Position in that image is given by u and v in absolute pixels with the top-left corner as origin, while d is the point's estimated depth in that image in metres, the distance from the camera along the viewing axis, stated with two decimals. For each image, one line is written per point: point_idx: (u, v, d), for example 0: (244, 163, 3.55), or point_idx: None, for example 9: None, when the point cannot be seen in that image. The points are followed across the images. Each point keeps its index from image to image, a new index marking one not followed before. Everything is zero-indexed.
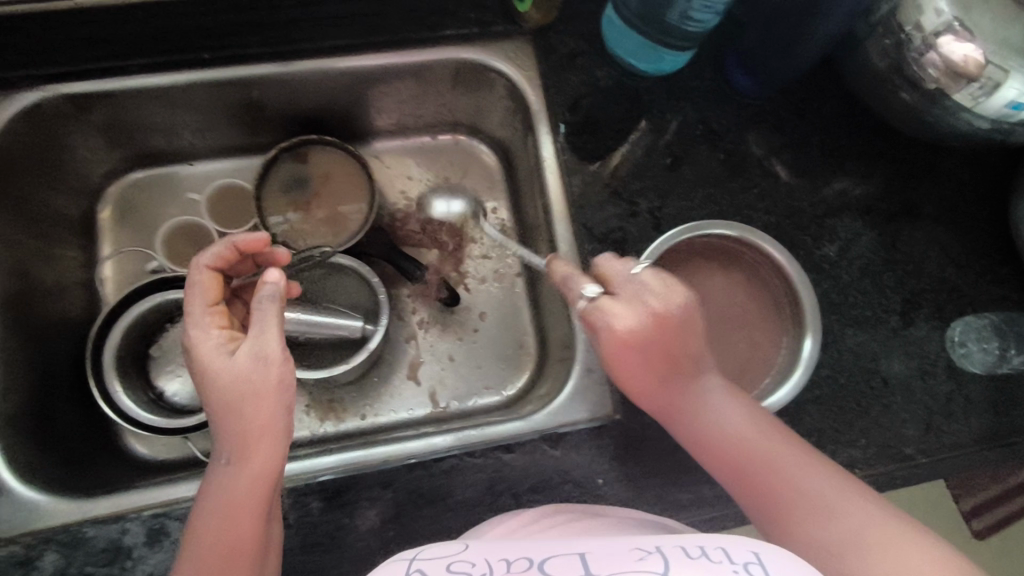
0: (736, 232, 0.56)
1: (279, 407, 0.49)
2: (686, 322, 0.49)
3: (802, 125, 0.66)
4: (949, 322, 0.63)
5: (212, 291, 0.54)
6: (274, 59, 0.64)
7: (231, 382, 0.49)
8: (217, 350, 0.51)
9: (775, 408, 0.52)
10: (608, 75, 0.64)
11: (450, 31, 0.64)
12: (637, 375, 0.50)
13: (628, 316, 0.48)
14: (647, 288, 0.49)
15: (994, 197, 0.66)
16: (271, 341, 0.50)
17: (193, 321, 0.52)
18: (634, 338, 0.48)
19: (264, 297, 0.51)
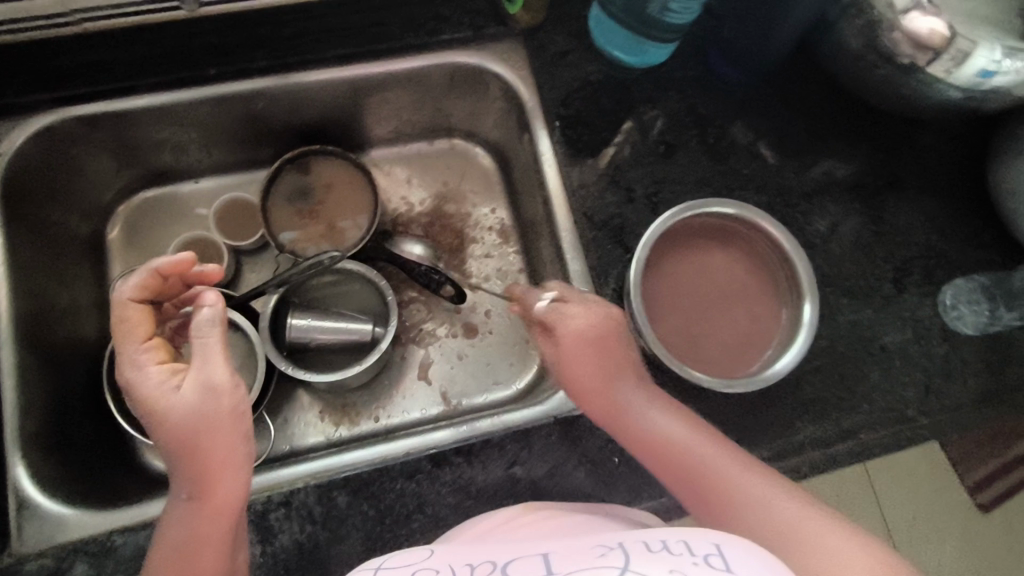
0: (734, 211, 0.58)
1: (234, 438, 0.49)
2: (614, 327, 0.55)
3: (787, 108, 0.69)
4: (939, 287, 0.65)
5: (142, 326, 0.51)
6: (279, 71, 0.66)
7: (181, 420, 0.48)
8: (161, 387, 0.49)
9: (782, 375, 0.55)
10: (598, 69, 0.67)
11: (445, 36, 0.67)
12: (579, 381, 0.55)
13: (567, 326, 0.56)
14: (576, 298, 0.57)
15: (972, 167, 0.69)
16: (218, 370, 0.49)
17: (130, 360, 0.49)
18: (573, 341, 0.55)
19: (202, 323, 0.49)
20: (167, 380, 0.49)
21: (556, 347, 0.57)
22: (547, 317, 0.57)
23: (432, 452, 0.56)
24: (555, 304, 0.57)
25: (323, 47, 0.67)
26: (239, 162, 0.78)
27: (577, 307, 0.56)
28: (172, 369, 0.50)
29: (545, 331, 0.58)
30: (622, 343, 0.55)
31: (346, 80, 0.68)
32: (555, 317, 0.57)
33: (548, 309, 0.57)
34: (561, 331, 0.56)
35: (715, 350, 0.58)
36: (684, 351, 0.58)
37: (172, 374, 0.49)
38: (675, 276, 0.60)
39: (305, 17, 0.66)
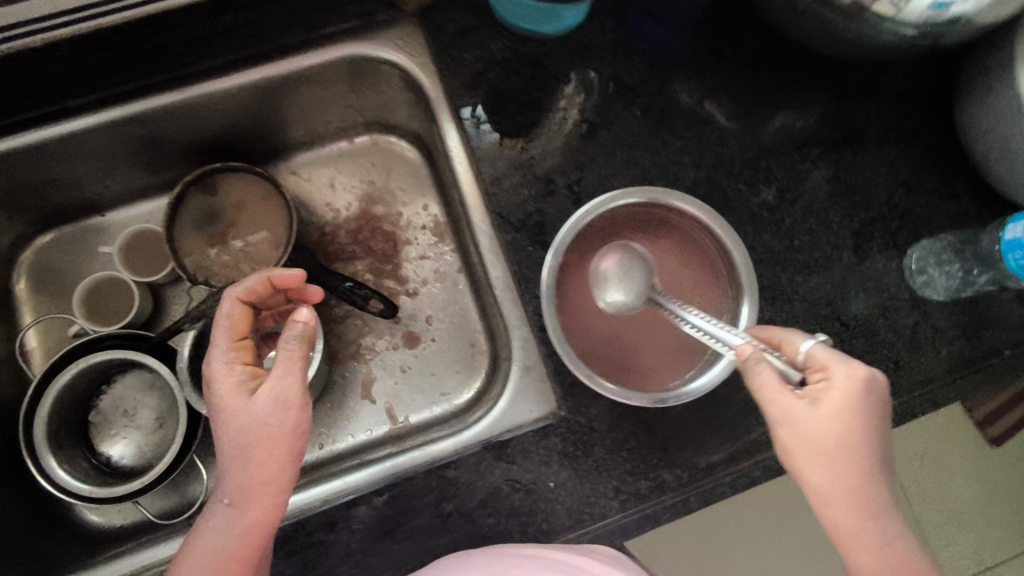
0: (647, 197, 0.52)
1: (289, 456, 0.49)
2: (872, 407, 0.40)
3: (724, 63, 0.61)
4: (905, 250, 0.59)
5: (241, 326, 0.54)
6: (165, 88, 0.60)
7: (244, 424, 0.48)
8: (237, 389, 0.50)
9: (698, 393, 0.51)
10: (503, 45, 0.59)
11: (331, 28, 0.59)
12: (854, 489, 0.40)
13: (836, 399, 0.40)
14: (847, 368, 0.40)
15: (942, 106, 0.61)
16: (293, 384, 0.50)
17: (216, 355, 0.51)
18: (840, 437, 0.40)
19: (290, 334, 0.51)
20: (242, 383, 0.50)
21: (807, 433, 0.40)
22: (766, 388, 0.41)
23: (373, 487, 0.53)
24: (773, 375, 0.41)
25: (197, 58, 0.59)
26: (145, 186, 0.73)
27: (845, 381, 0.40)
28: (253, 373, 0.51)
29: (777, 394, 0.41)
30: (878, 432, 0.41)
31: (239, 89, 0.62)
32: (774, 389, 0.41)
33: (766, 373, 0.41)
34: (811, 411, 0.40)
35: (647, 357, 0.53)
36: (614, 360, 0.53)
37: (251, 378, 0.51)
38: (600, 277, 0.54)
39: None
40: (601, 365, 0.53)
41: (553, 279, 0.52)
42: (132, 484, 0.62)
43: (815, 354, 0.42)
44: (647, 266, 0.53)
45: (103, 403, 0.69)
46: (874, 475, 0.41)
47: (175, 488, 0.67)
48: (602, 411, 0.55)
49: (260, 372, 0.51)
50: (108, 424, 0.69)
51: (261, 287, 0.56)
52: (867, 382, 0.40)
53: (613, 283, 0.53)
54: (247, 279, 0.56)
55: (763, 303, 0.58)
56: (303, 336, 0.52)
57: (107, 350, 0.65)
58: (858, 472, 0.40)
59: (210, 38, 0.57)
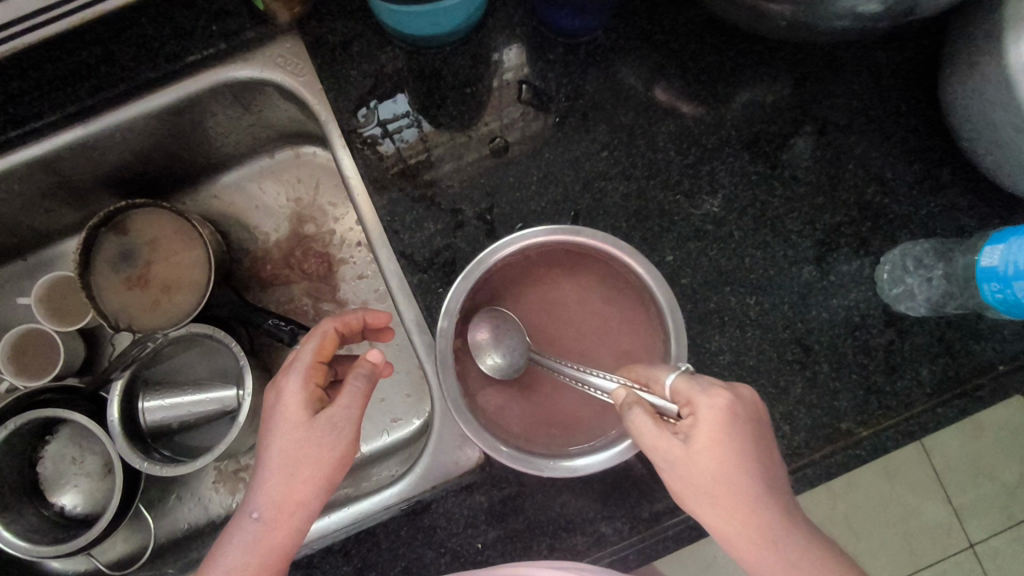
0: (544, 234, 0.45)
1: (329, 487, 0.45)
2: (746, 432, 0.36)
3: (653, 51, 0.52)
4: (878, 257, 0.50)
5: (326, 349, 0.48)
6: (3, 147, 0.51)
7: (301, 443, 0.44)
8: (301, 406, 0.45)
9: (603, 468, 0.43)
10: (393, 57, 0.52)
11: (194, 55, 0.52)
12: (751, 520, 0.34)
13: (705, 432, 0.35)
14: (707, 397, 0.36)
15: (923, 80, 0.51)
16: (351, 424, 0.45)
17: (295, 368, 0.47)
18: (716, 471, 0.35)
19: (360, 372, 0.46)
20: (310, 404, 0.45)
21: (686, 475, 0.36)
22: (640, 428, 0.37)
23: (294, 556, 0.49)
24: (646, 414, 0.37)
25: (47, 110, 0.51)
26: (65, 226, 0.69)
27: (709, 413, 0.35)
28: (320, 398, 0.46)
29: (651, 436, 0.37)
30: (761, 457, 0.36)
31: (92, 139, 0.53)
32: (647, 429, 0.37)
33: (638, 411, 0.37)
34: (685, 449, 0.36)
35: (571, 407, 0.47)
36: (534, 417, 0.47)
37: (316, 400, 0.46)
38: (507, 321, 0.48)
39: (18, 74, 0.52)
40: (520, 423, 0.46)
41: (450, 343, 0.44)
42: (79, 539, 0.60)
43: (680, 390, 0.37)
44: (511, 317, 0.48)
45: (48, 453, 0.68)
46: (770, 500, 0.35)
47: (133, 530, 0.67)
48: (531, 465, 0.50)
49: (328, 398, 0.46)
50: (57, 474, 0.67)
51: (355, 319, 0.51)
52: (732, 407, 0.36)
53: (491, 347, 0.47)
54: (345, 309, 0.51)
55: (712, 330, 0.50)
56: (372, 376, 0.47)
57: (37, 409, 0.61)
58: (748, 501, 0.35)
59: (63, 82, 0.52)
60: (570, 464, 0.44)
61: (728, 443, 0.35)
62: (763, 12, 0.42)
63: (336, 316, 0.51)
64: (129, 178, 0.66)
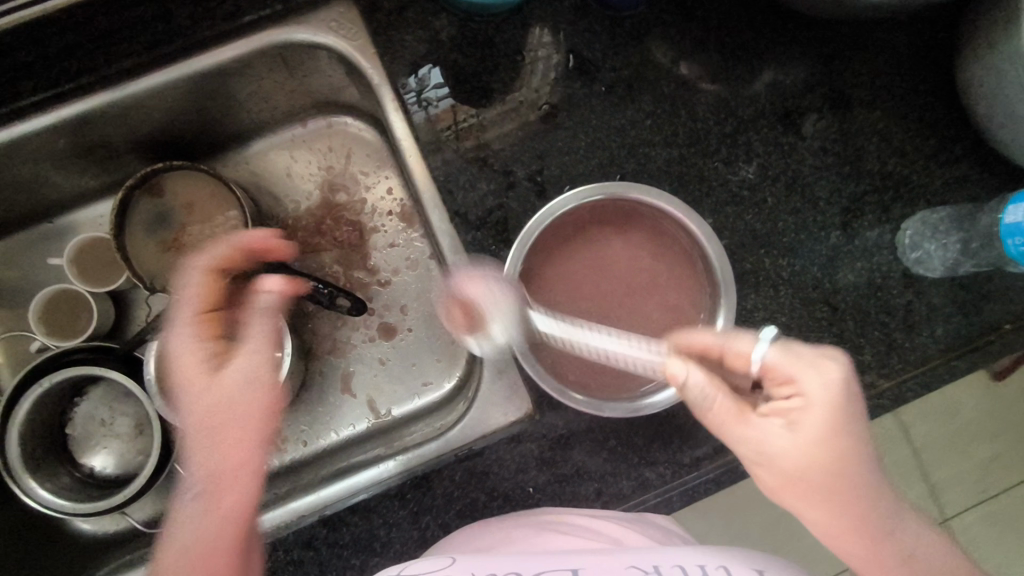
0: (605, 193, 0.48)
1: (262, 433, 0.44)
2: (856, 418, 0.37)
3: (693, 27, 0.55)
4: (899, 224, 0.54)
5: (209, 300, 0.47)
6: (62, 99, 0.53)
7: (214, 405, 0.43)
8: (201, 367, 0.44)
9: (666, 405, 0.47)
10: (446, 22, 0.53)
11: (249, 17, 0.53)
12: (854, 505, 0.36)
13: (818, 419, 0.36)
14: (817, 377, 0.36)
15: (941, 61, 0.55)
16: (263, 360, 0.45)
17: (183, 335, 0.45)
18: (827, 462, 0.36)
19: (259, 306, 0.48)
20: (207, 360, 0.45)
21: (790, 464, 0.37)
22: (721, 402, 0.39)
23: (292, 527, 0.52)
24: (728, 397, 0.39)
25: (102, 63, 0.52)
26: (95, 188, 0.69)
27: (820, 394, 0.36)
28: (221, 351, 0.45)
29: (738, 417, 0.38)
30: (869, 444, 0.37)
31: (147, 97, 0.54)
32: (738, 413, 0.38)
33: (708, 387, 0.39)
34: (790, 437, 0.36)
35: None
36: (589, 365, 0.50)
37: (218, 354, 0.45)
38: (556, 285, 0.50)
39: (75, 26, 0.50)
40: (576, 371, 0.50)
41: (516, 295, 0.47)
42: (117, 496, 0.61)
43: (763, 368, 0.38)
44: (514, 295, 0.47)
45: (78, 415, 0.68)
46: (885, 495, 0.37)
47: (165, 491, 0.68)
48: (579, 413, 0.53)
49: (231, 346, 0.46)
50: (88, 436, 0.68)
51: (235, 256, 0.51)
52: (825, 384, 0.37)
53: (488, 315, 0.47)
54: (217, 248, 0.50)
55: (747, 290, 0.54)
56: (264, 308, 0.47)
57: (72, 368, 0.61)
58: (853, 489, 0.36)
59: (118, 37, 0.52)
60: (633, 406, 0.47)
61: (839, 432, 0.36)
62: None
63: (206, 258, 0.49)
64: (159, 138, 0.66)
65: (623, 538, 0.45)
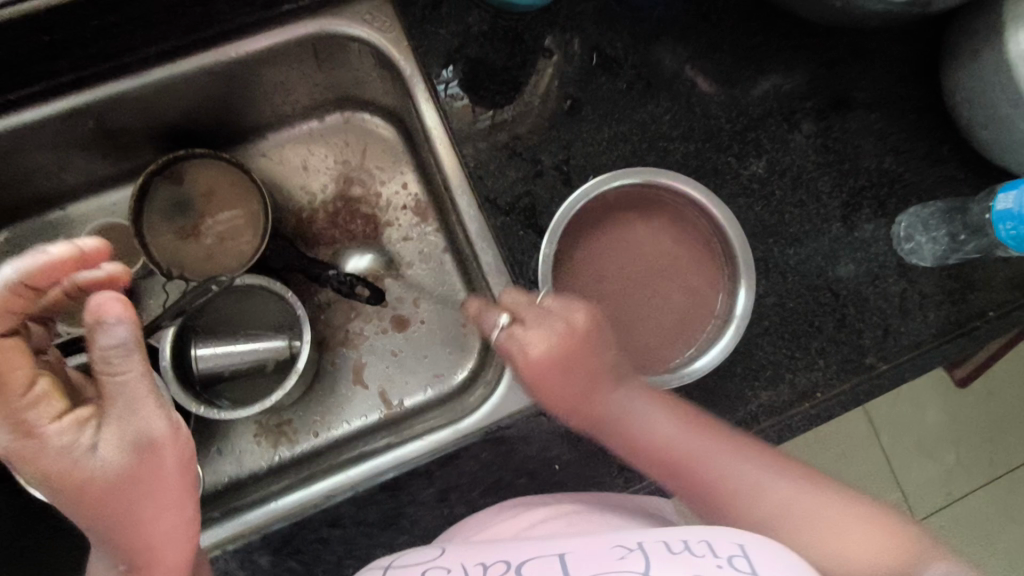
0: (641, 178, 0.50)
1: (140, 510, 0.41)
2: None
3: (707, 33, 0.59)
4: (893, 218, 0.59)
5: (18, 374, 0.38)
6: (100, 82, 0.55)
7: (103, 491, 0.39)
8: (66, 453, 0.39)
9: (696, 377, 0.50)
10: (479, 18, 0.57)
11: (289, 6, 0.55)
12: None
13: None
14: None
15: (928, 71, 0.60)
16: (150, 423, 0.40)
17: (1, 420, 0.38)
18: None
19: (109, 349, 0.38)
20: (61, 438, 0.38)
21: None
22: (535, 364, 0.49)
23: (263, 533, 0.52)
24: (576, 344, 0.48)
25: (142, 45, 0.54)
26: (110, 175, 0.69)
27: None
28: (79, 420, 0.39)
29: None
30: None
31: (185, 79, 0.56)
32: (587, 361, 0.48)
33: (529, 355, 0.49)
34: None
35: (649, 334, 0.53)
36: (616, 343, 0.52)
37: (80, 429, 0.39)
38: (584, 268, 0.53)
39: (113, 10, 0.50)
40: None
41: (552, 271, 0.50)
42: None
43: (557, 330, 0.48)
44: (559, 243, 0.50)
45: None
46: None
47: None
48: None
49: (96, 411, 0.40)
50: None
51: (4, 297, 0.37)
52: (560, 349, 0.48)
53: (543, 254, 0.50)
54: None
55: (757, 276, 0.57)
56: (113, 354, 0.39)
57: None
58: None
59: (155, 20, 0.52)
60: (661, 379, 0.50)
61: None
62: None
63: None
64: (170, 128, 0.64)
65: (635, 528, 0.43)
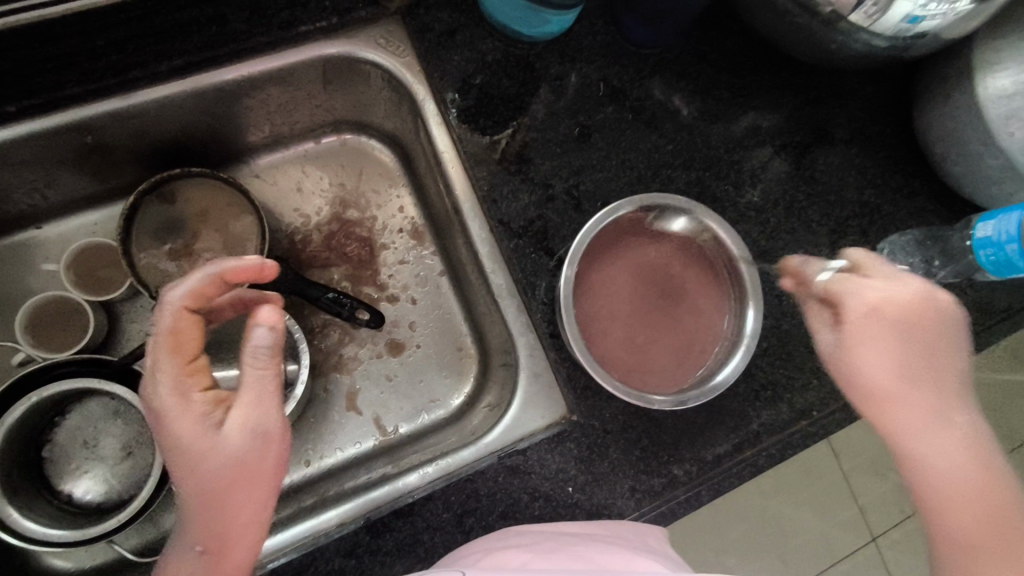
0: (664, 203, 0.52)
1: (236, 499, 0.43)
2: (895, 332, 0.43)
3: (705, 68, 0.63)
4: (876, 245, 0.63)
5: (191, 344, 0.45)
6: (103, 94, 0.53)
7: (215, 468, 0.42)
8: (202, 423, 0.43)
9: (713, 395, 0.51)
10: (493, 47, 0.58)
11: (306, 27, 0.56)
12: (882, 403, 0.43)
13: (852, 325, 0.43)
14: (853, 293, 0.43)
15: (900, 111, 0.65)
16: (271, 415, 0.44)
17: (162, 377, 0.43)
18: (868, 366, 0.43)
19: (256, 349, 0.44)
20: (213, 413, 0.44)
21: (840, 362, 0.45)
22: (846, 326, 0.44)
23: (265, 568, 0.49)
24: (937, 311, 0.43)
25: (151, 61, 0.53)
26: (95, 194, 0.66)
27: (855, 301, 0.43)
28: (217, 401, 0.44)
29: (818, 325, 0.47)
30: (906, 350, 0.43)
31: (193, 94, 0.55)
32: (960, 337, 0.44)
33: (856, 320, 0.43)
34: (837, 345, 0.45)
35: (663, 355, 0.53)
36: (632, 362, 0.53)
37: (215, 406, 0.44)
38: (601, 287, 0.54)
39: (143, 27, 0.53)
40: (619, 368, 0.52)
41: (571, 287, 0.51)
42: (110, 520, 0.56)
43: (907, 288, 0.43)
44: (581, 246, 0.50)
45: (58, 435, 0.62)
46: (919, 396, 0.43)
47: (155, 518, 0.63)
48: (615, 413, 0.55)
49: (228, 397, 0.45)
50: (68, 460, 0.62)
51: (210, 287, 0.46)
52: (918, 301, 0.43)
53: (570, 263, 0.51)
54: (186, 279, 0.45)
55: None
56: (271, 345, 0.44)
57: (61, 385, 0.58)
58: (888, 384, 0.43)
59: (175, 32, 0.53)
60: (677, 397, 0.50)
61: (887, 339, 0.43)
62: (812, 34, 0.57)
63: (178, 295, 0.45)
64: (160, 148, 0.62)
65: (642, 569, 0.43)
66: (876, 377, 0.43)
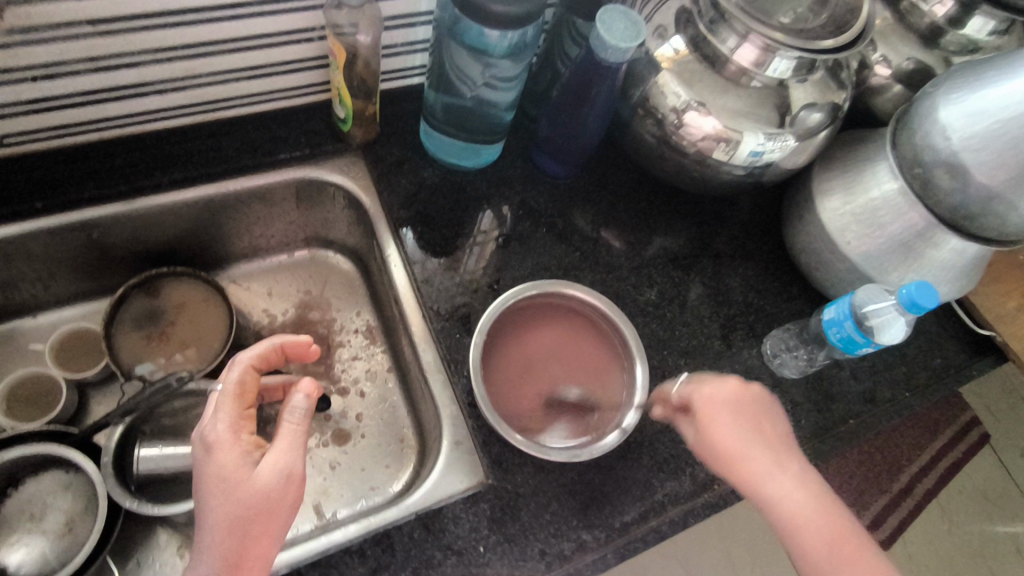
0: (550, 286, 0.65)
1: (262, 530, 0.47)
2: (736, 407, 0.55)
3: (606, 194, 0.77)
4: (761, 338, 0.72)
5: (250, 396, 0.54)
6: (113, 199, 0.66)
7: (245, 497, 0.48)
8: (242, 458, 0.50)
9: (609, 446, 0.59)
10: (433, 174, 0.73)
11: (282, 155, 0.71)
12: (735, 467, 0.53)
13: (704, 411, 0.55)
14: (698, 391, 0.57)
15: (773, 232, 0.79)
16: (297, 460, 0.50)
17: (223, 417, 0.52)
18: (721, 439, 0.54)
19: (295, 408, 0.53)
20: (251, 450, 0.51)
21: (703, 447, 0.55)
22: (699, 413, 0.56)
23: None
24: (759, 397, 0.57)
25: (158, 174, 0.67)
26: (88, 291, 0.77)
27: (699, 395, 0.56)
28: (257, 444, 0.51)
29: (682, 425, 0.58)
30: (748, 424, 0.55)
31: (187, 203, 0.68)
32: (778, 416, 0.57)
33: (704, 406, 0.56)
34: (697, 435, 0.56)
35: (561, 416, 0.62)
36: (538, 424, 0.61)
37: (255, 448, 0.51)
38: (497, 354, 0.64)
39: (154, 151, 0.68)
40: (528, 431, 0.61)
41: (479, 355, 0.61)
42: None
43: (728, 386, 0.57)
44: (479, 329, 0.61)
45: (6, 507, 0.66)
46: (761, 453, 0.54)
47: None
48: (526, 478, 0.61)
49: (267, 442, 0.52)
50: (10, 531, 0.65)
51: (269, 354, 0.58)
52: (742, 391, 0.57)
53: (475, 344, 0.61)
54: (255, 347, 0.58)
55: (656, 382, 0.68)
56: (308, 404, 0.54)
57: (20, 447, 0.64)
58: (740, 448, 0.54)
59: (181, 156, 0.68)
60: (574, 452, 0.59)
61: (729, 418, 0.55)
62: (683, 168, 0.72)
63: (252, 353, 0.57)
64: (153, 252, 0.74)
65: None
66: (729, 449, 0.54)
